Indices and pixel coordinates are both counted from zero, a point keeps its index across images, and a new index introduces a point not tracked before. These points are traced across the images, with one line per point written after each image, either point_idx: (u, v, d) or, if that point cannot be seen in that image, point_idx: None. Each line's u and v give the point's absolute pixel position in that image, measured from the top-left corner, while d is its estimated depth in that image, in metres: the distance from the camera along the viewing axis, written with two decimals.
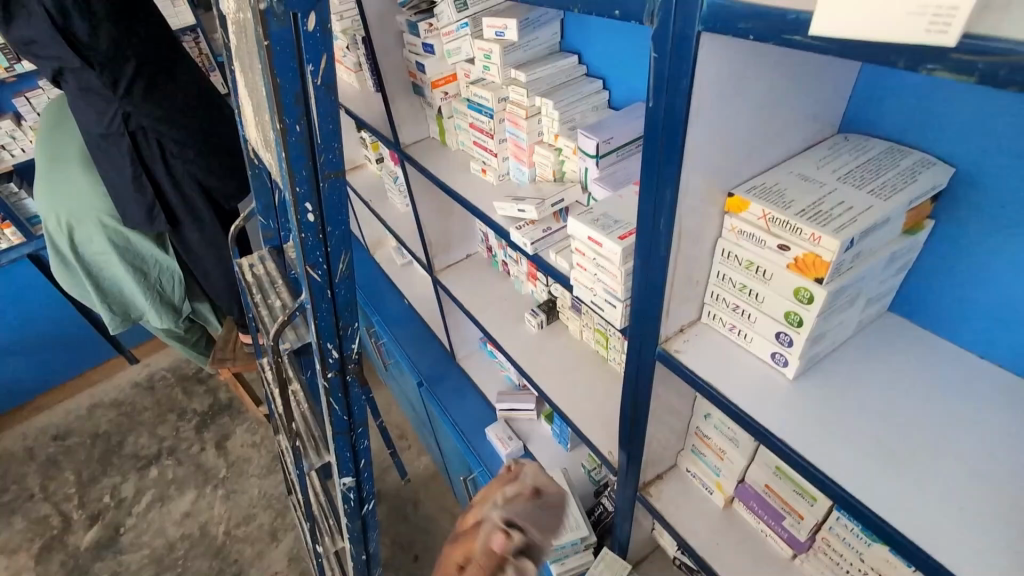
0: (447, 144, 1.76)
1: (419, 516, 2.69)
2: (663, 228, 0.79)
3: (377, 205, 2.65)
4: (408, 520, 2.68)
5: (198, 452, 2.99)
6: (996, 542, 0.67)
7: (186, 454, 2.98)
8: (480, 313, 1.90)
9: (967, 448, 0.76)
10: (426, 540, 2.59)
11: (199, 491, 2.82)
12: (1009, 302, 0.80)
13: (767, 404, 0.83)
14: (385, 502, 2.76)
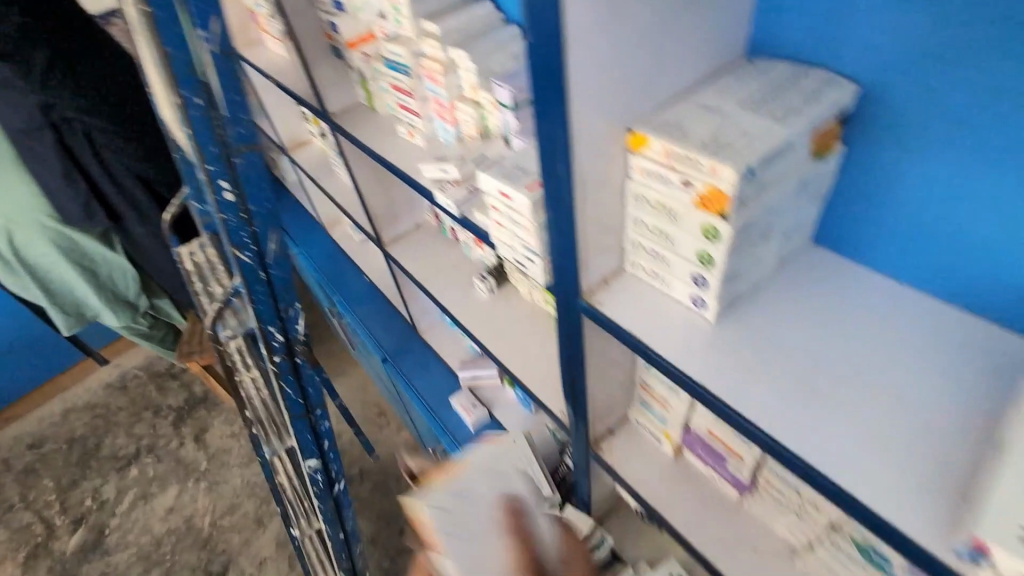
0: (375, 109, 1.69)
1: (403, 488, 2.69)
2: (562, 173, 0.75)
3: (324, 180, 2.54)
4: (391, 495, 2.68)
5: (177, 447, 2.88)
6: (914, 473, 0.64)
7: (165, 450, 2.87)
8: (431, 284, 1.85)
9: (893, 379, 0.72)
10: None
11: (181, 485, 2.74)
12: (933, 223, 0.75)
13: (689, 350, 0.80)
14: (369, 479, 2.73)
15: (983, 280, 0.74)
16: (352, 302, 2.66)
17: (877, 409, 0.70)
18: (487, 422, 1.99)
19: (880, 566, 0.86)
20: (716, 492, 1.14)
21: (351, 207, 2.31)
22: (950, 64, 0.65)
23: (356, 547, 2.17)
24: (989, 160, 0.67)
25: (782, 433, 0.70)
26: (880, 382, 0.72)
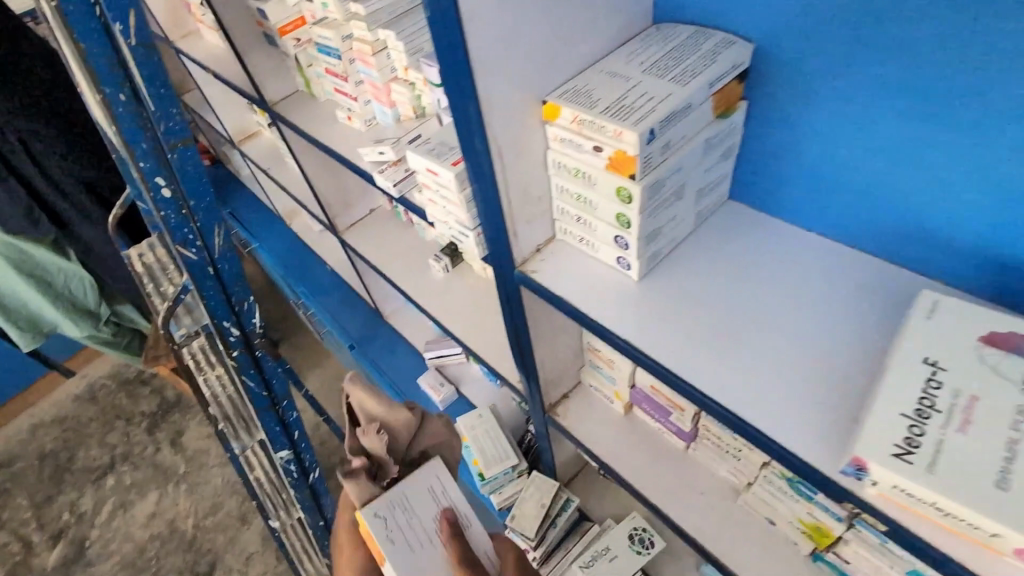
0: (315, 96, 1.67)
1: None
2: (479, 146, 0.76)
3: (276, 171, 2.49)
4: None
5: (154, 453, 2.66)
6: (818, 404, 0.68)
7: (142, 457, 2.65)
8: (388, 268, 1.86)
9: (801, 320, 0.76)
10: None
11: (161, 490, 2.54)
12: (835, 169, 0.78)
13: (615, 310, 0.84)
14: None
15: (879, 222, 0.77)
16: (316, 293, 2.64)
17: (781, 351, 0.74)
18: (456, 399, 2.03)
19: (807, 497, 0.90)
20: (664, 444, 1.20)
21: (304, 197, 2.28)
22: (825, 15, 0.68)
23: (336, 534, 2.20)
24: (868, 104, 0.70)
25: (696, 379, 0.74)
26: (785, 325, 0.76)
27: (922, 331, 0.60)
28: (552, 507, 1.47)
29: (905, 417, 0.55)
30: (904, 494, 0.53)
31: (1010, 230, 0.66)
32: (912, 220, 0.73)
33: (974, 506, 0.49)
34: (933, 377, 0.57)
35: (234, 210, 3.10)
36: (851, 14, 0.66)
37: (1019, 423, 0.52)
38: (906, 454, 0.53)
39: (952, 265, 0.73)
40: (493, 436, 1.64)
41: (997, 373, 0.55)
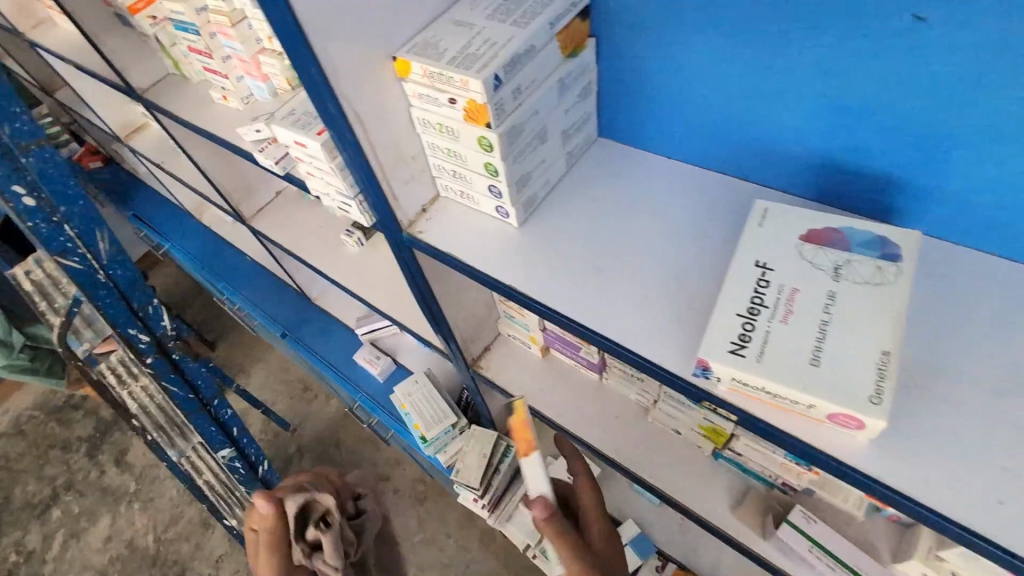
0: (187, 77, 1.55)
1: (345, 453, 2.46)
2: (333, 110, 0.74)
3: (171, 163, 2.32)
4: (335, 461, 2.45)
5: (98, 476, 2.52)
6: (680, 317, 0.73)
7: (86, 482, 2.51)
8: (302, 251, 1.82)
9: (663, 242, 0.81)
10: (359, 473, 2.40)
11: (113, 512, 2.42)
12: (682, 97, 0.82)
13: (498, 258, 0.87)
14: (310, 454, 2.50)
15: (725, 141, 0.82)
16: (239, 287, 2.54)
17: (648, 271, 0.79)
18: (395, 370, 2.06)
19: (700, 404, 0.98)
20: (582, 378, 1.26)
21: (204, 188, 2.14)
22: None
23: None
24: (692, 28, 0.74)
25: (573, 312, 0.78)
26: (649, 249, 0.81)
27: (755, 237, 0.66)
28: (493, 455, 1.54)
29: (739, 317, 0.61)
30: (742, 385, 0.59)
31: (827, 134, 0.72)
32: (750, 137, 0.79)
33: (792, 384, 0.55)
34: (762, 277, 0.63)
35: (136, 210, 2.87)
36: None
37: (829, 306, 0.59)
38: (739, 349, 0.59)
39: (790, 174, 0.79)
40: (429, 399, 1.68)
41: (813, 266, 0.62)
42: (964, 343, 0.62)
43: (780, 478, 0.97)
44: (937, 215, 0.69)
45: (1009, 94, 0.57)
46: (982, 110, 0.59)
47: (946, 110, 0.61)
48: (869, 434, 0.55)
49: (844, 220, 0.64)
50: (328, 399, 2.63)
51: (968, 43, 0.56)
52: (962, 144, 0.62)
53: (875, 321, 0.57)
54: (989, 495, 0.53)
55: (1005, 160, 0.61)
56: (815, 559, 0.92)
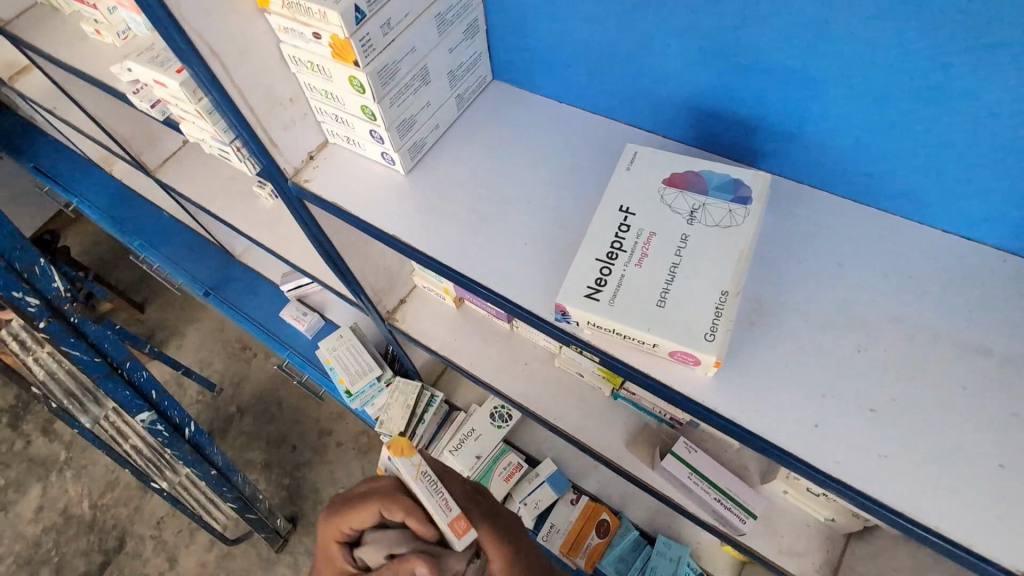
0: (58, 9, 1.38)
1: (286, 410, 2.44)
2: (182, 44, 0.68)
3: (65, 110, 2.09)
4: (275, 418, 2.43)
5: (23, 446, 2.34)
6: (557, 261, 0.75)
7: (9, 454, 2.33)
8: (213, 204, 1.72)
9: (548, 188, 0.81)
10: (299, 428, 2.39)
11: (43, 482, 2.27)
12: (571, 35, 0.79)
13: (386, 207, 0.85)
14: (249, 413, 2.45)
15: (612, 85, 0.81)
16: (156, 244, 2.38)
17: (528, 217, 0.79)
18: (323, 325, 2.04)
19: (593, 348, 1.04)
20: (496, 328, 1.30)
21: (102, 136, 1.96)
22: None
23: (242, 484, 1.93)
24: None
25: (457, 260, 0.78)
26: (529, 195, 0.81)
27: (622, 182, 0.67)
28: (417, 407, 1.59)
29: (598, 261, 0.62)
30: (598, 327, 0.60)
31: (700, 76, 0.71)
32: (637, 81, 0.78)
33: (639, 325, 0.57)
34: (623, 221, 0.64)
35: (36, 161, 2.57)
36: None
37: (681, 249, 0.61)
38: (594, 293, 0.60)
39: (672, 118, 0.79)
40: (354, 352, 1.68)
41: (671, 209, 0.64)
42: (810, 282, 0.65)
43: (668, 413, 1.07)
44: (804, 158, 0.71)
45: (852, 32, 0.57)
46: (829, 49, 0.60)
47: (799, 49, 0.62)
48: (707, 369, 0.58)
49: (705, 163, 0.66)
50: (264, 357, 2.57)
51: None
52: (818, 85, 0.63)
53: (720, 261, 0.59)
54: (808, 419, 0.58)
55: (856, 99, 0.62)
56: (694, 484, 1.01)
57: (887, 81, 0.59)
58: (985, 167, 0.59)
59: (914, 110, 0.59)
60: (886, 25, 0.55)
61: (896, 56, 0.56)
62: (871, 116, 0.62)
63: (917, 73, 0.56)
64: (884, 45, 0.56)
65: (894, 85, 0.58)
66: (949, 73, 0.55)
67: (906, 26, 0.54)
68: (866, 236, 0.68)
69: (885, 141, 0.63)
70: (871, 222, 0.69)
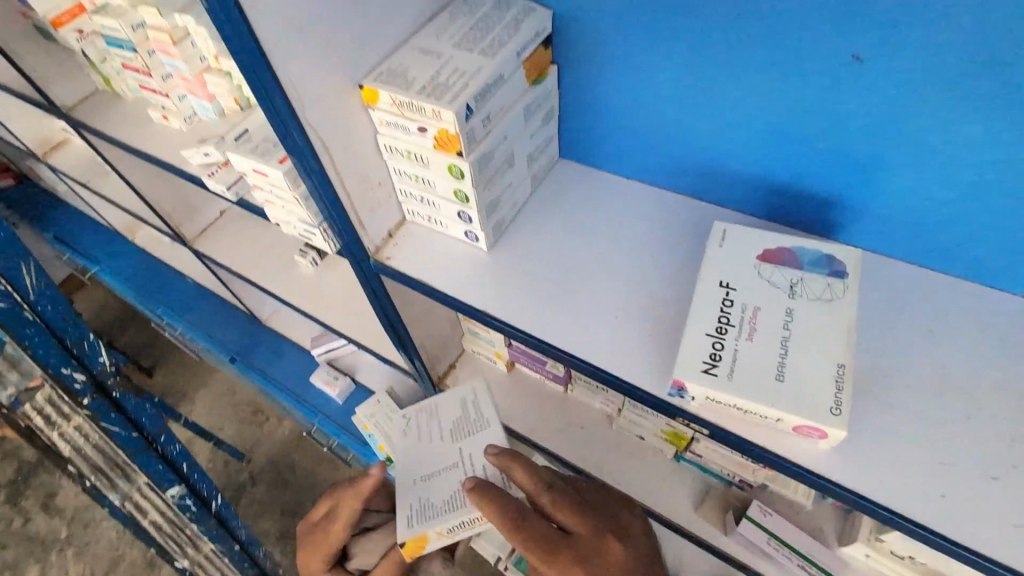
0: (121, 94, 1.45)
1: (301, 477, 2.37)
2: (299, 139, 0.72)
3: (99, 183, 2.14)
4: (290, 486, 2.36)
5: (23, 524, 2.24)
6: (651, 333, 0.77)
7: (7, 532, 2.22)
8: (253, 272, 1.75)
9: (629, 262, 0.85)
10: (316, 496, 2.32)
11: (43, 562, 2.15)
12: (645, 117, 0.86)
13: (470, 282, 0.88)
14: (263, 481, 2.38)
15: (684, 162, 0.88)
16: (180, 311, 2.39)
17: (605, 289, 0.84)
18: (353, 388, 2.04)
19: None
20: (548, 391, 1.31)
21: (138, 208, 2.00)
22: None
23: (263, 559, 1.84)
24: (650, 50, 0.78)
25: (549, 335, 0.80)
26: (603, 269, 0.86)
27: (717, 258, 0.71)
28: None
29: (709, 336, 0.64)
30: (715, 402, 0.62)
31: (773, 154, 0.78)
32: (708, 157, 0.85)
33: (762, 399, 0.59)
34: (727, 296, 0.67)
35: (57, 231, 2.66)
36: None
37: (788, 322, 0.64)
38: (711, 368, 0.62)
39: (742, 191, 0.85)
40: (393, 418, 1.66)
41: (771, 284, 0.68)
42: (904, 350, 0.69)
43: (737, 475, 1.08)
44: (878, 223, 0.76)
45: (927, 120, 0.64)
46: (912, 129, 0.66)
47: (882, 130, 0.68)
48: (831, 442, 0.60)
49: (796, 240, 0.71)
50: (278, 421, 2.52)
51: (898, 67, 0.62)
52: (893, 162, 0.69)
53: (829, 335, 0.63)
54: (933, 490, 0.59)
55: (930, 175, 0.68)
56: (774, 550, 1.00)
57: (960, 162, 0.65)
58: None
59: (985, 186, 0.66)
60: (962, 111, 0.62)
61: (979, 130, 0.62)
62: (944, 190, 0.68)
63: (998, 151, 0.63)
64: (959, 132, 0.63)
65: (967, 165, 0.65)
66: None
67: (992, 102, 0.60)
68: (946, 303, 0.72)
69: (956, 213, 0.69)
70: (946, 288, 0.74)
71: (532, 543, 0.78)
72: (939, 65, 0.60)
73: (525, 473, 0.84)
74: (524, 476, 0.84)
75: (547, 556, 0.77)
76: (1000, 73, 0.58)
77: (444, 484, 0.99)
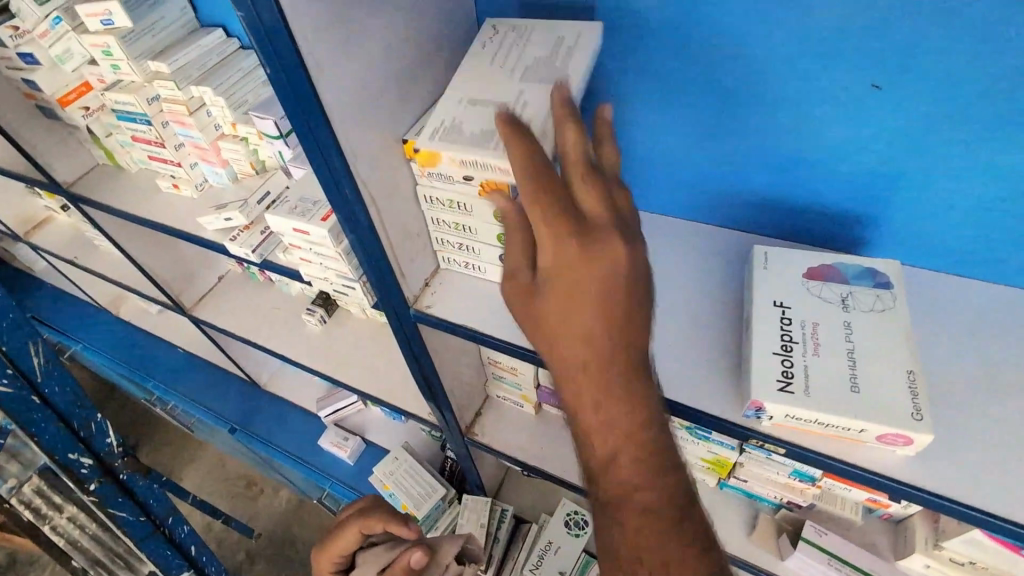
0: (124, 167, 1.44)
1: (304, 550, 2.23)
2: (351, 194, 0.73)
3: (87, 258, 2.07)
4: (293, 561, 2.21)
5: None
6: (708, 357, 0.77)
7: None
8: (259, 336, 1.71)
9: (669, 291, 0.85)
10: None
11: None
12: (664, 155, 0.89)
13: (518, 326, 0.89)
14: (262, 558, 2.24)
15: (706, 193, 0.90)
16: (173, 384, 2.29)
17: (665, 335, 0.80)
18: (364, 448, 1.96)
19: (705, 438, 1.05)
20: None
21: (131, 279, 1.94)
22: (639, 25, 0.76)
23: None
24: (668, 92, 0.81)
25: None
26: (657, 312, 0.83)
27: (767, 280, 0.74)
28: (490, 524, 1.54)
29: (776, 354, 0.66)
30: (794, 419, 0.63)
31: (797, 179, 0.82)
32: (731, 187, 0.87)
33: (843, 411, 0.61)
34: (783, 315, 0.69)
35: (34, 310, 2.58)
36: (636, 21, 0.77)
37: (849, 334, 0.66)
38: (787, 386, 0.63)
39: (767, 216, 0.88)
40: (414, 473, 1.61)
41: (823, 300, 0.70)
42: (955, 354, 0.72)
43: (785, 497, 1.07)
44: (913, 235, 0.79)
45: (947, 140, 0.69)
46: (933, 148, 0.70)
47: (904, 151, 0.72)
48: (916, 447, 0.61)
49: (836, 257, 0.74)
50: (276, 491, 2.39)
51: (917, 90, 0.67)
52: (917, 180, 0.74)
53: (890, 344, 0.65)
54: (1018, 486, 0.61)
55: (951, 189, 0.72)
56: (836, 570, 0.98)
57: (981, 175, 0.70)
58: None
59: (1005, 196, 0.70)
60: (979, 130, 0.66)
61: (1000, 139, 0.66)
62: (967, 202, 0.72)
63: (1017, 163, 0.67)
64: (979, 148, 0.68)
65: (989, 176, 0.69)
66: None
67: (1009, 114, 0.64)
68: (981, 305, 0.76)
69: (982, 222, 0.73)
70: (979, 292, 0.78)
71: (537, 198, 0.54)
72: (954, 83, 0.64)
73: (571, 131, 0.57)
74: (570, 137, 0.57)
75: (550, 218, 0.54)
76: (1007, 86, 0.63)
77: (486, 116, 0.73)
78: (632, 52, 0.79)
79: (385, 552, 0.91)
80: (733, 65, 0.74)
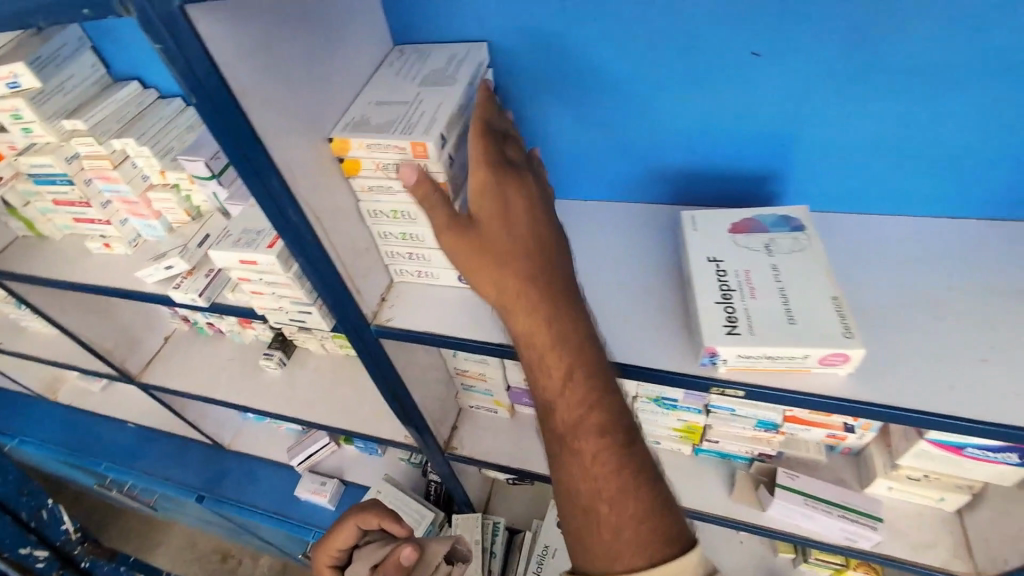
0: (47, 235, 1.37)
1: None
2: (295, 215, 0.74)
3: (15, 343, 1.94)
4: None
5: None
6: (671, 324, 0.81)
7: None
8: (216, 391, 1.64)
9: (626, 271, 0.89)
10: None
11: None
12: (588, 144, 0.94)
13: (480, 326, 0.91)
14: None
15: (631, 174, 0.96)
16: (128, 462, 2.14)
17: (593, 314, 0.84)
18: (343, 490, 1.90)
19: (673, 407, 1.10)
20: None
21: (67, 356, 1.83)
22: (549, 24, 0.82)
23: None
24: (583, 84, 0.87)
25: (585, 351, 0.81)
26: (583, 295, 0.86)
27: (700, 241, 0.79)
28: (484, 539, 1.52)
29: (718, 304, 0.71)
30: (745, 359, 0.68)
31: (711, 149, 0.89)
32: (653, 165, 0.94)
33: (784, 343, 0.66)
34: (719, 268, 0.75)
35: None
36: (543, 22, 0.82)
37: (778, 276, 0.73)
38: (733, 329, 0.69)
39: (691, 188, 0.95)
40: (400, 503, 1.58)
41: (750, 249, 0.77)
42: (875, 282, 0.79)
43: (757, 451, 1.13)
44: (826, 182, 0.87)
45: (830, 95, 0.78)
46: (818, 104, 0.79)
47: (796, 109, 0.80)
48: (853, 364, 0.67)
49: (755, 210, 0.81)
50: (256, 557, 2.27)
51: (794, 55, 0.75)
52: (812, 133, 0.82)
53: (815, 278, 0.72)
54: (944, 382, 0.68)
55: (842, 137, 0.81)
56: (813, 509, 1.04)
57: (862, 121, 0.79)
58: (992, 145, 0.76)
59: (885, 136, 0.79)
60: (852, 82, 0.76)
61: (891, 91, 0.75)
62: (856, 146, 0.82)
63: (888, 107, 0.76)
64: (856, 98, 0.77)
65: (868, 121, 0.79)
66: (938, 87, 0.73)
67: (892, 65, 0.73)
68: (888, 237, 0.85)
69: (871, 162, 0.83)
70: (883, 225, 0.87)
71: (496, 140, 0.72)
72: (822, 44, 0.73)
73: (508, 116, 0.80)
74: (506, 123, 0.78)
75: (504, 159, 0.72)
76: (864, 42, 0.72)
77: (389, 110, 0.79)
78: (543, 54, 0.85)
79: (376, 548, 0.87)
80: (633, 52, 0.81)
